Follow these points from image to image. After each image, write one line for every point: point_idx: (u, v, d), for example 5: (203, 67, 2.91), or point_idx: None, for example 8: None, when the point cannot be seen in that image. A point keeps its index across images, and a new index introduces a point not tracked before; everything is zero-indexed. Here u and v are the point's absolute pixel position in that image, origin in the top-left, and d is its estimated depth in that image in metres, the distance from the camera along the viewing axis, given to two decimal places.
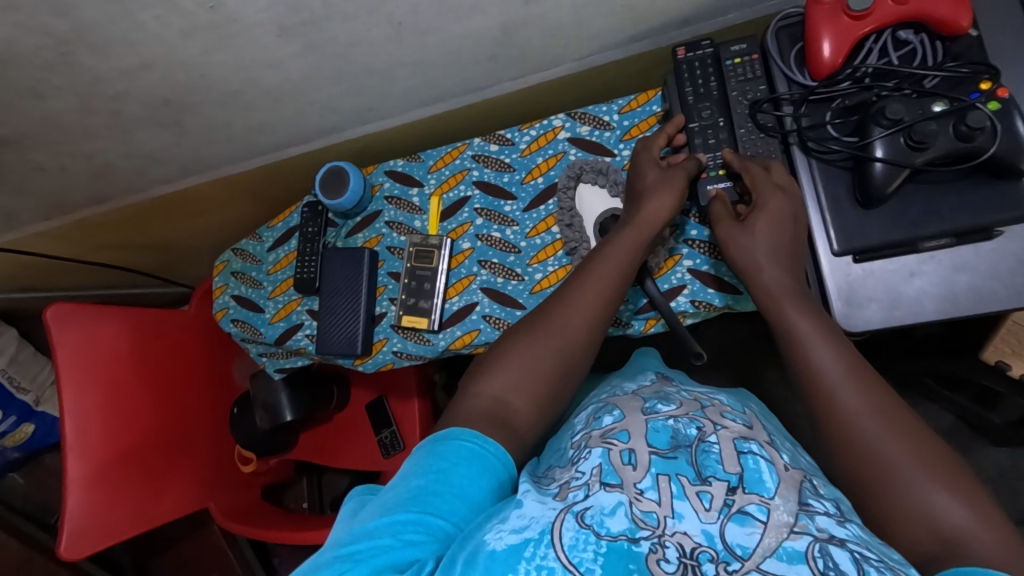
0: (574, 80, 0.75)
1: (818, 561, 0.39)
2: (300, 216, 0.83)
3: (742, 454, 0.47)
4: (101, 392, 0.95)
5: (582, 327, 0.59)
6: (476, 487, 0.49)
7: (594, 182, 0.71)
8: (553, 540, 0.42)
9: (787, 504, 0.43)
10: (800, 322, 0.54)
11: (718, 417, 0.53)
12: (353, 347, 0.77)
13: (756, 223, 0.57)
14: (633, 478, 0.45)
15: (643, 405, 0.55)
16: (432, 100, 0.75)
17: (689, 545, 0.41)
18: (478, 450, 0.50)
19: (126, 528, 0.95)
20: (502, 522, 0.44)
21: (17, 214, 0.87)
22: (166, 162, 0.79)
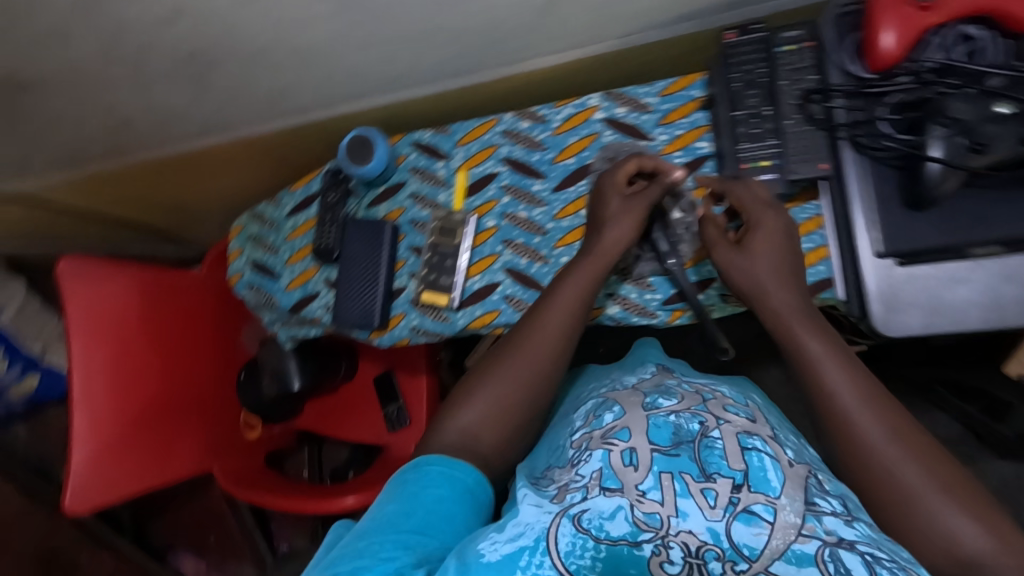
0: (612, 60, 0.72)
1: (829, 565, 0.42)
2: (321, 182, 0.81)
3: (746, 451, 0.49)
4: (111, 349, 0.94)
5: (545, 350, 0.62)
6: (448, 504, 0.52)
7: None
8: (548, 548, 0.45)
9: (793, 504, 0.46)
10: (809, 342, 0.55)
11: (720, 410, 0.55)
12: (369, 320, 0.75)
13: (752, 242, 0.59)
14: (634, 479, 0.48)
15: (643, 400, 0.56)
16: (463, 71, 0.72)
17: (695, 545, 0.44)
18: (446, 471, 0.54)
19: (130, 484, 0.96)
20: (497, 532, 0.47)
21: (31, 162, 0.85)
22: (186, 120, 0.77)
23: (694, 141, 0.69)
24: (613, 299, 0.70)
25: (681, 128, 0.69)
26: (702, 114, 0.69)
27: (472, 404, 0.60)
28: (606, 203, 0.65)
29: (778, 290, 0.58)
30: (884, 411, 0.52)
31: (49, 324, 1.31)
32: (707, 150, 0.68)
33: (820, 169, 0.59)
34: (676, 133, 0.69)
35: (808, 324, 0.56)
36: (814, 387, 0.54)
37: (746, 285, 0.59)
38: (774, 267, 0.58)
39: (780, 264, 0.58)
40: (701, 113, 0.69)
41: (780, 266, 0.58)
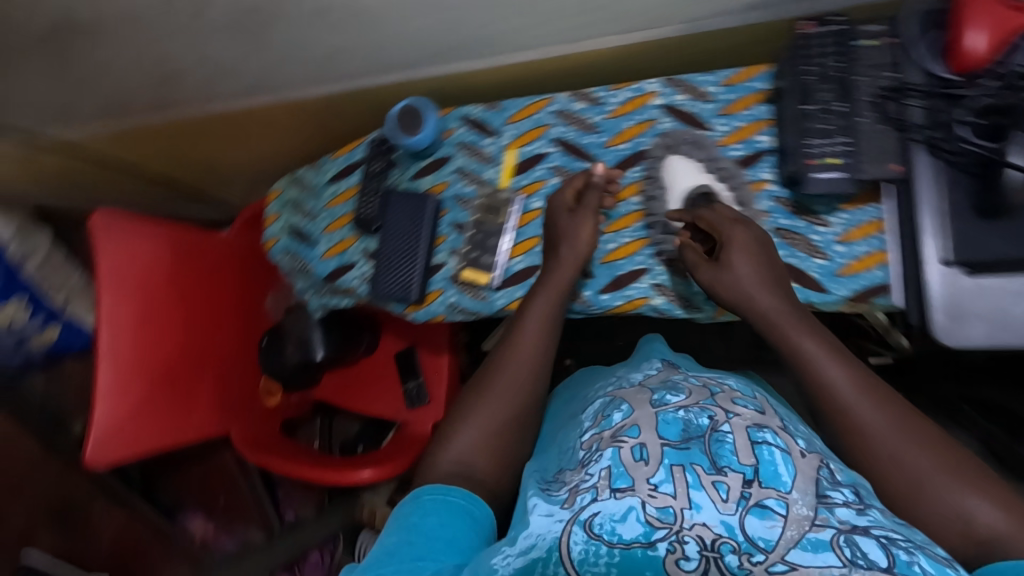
0: (675, 47, 0.70)
1: (845, 550, 0.42)
2: (366, 150, 0.80)
3: (756, 444, 0.48)
4: (138, 305, 0.94)
5: (527, 370, 0.62)
6: (451, 530, 0.52)
7: (685, 153, 0.68)
8: (562, 558, 0.45)
9: (805, 497, 0.45)
10: (805, 343, 0.55)
11: (729, 403, 0.53)
12: (407, 293, 0.74)
13: (730, 258, 0.58)
14: (645, 474, 0.47)
15: (651, 397, 0.54)
16: (522, 48, 0.71)
17: (710, 538, 0.44)
18: (444, 500, 0.54)
19: (147, 442, 0.96)
20: (509, 546, 0.47)
21: (75, 108, 0.84)
22: (235, 77, 0.76)
23: (753, 135, 0.67)
24: (659, 290, 0.68)
25: (741, 120, 0.67)
26: (764, 107, 0.67)
27: (464, 435, 0.59)
28: (557, 222, 0.67)
29: (769, 301, 0.57)
30: (882, 404, 0.52)
31: (72, 277, 1.24)
32: (767, 144, 0.67)
33: (890, 170, 0.57)
34: (735, 125, 0.68)
35: (801, 326, 0.56)
36: (815, 385, 0.54)
37: (731, 297, 0.59)
38: (755, 279, 0.58)
39: (762, 280, 0.58)
40: (763, 106, 0.67)
41: (762, 280, 0.58)
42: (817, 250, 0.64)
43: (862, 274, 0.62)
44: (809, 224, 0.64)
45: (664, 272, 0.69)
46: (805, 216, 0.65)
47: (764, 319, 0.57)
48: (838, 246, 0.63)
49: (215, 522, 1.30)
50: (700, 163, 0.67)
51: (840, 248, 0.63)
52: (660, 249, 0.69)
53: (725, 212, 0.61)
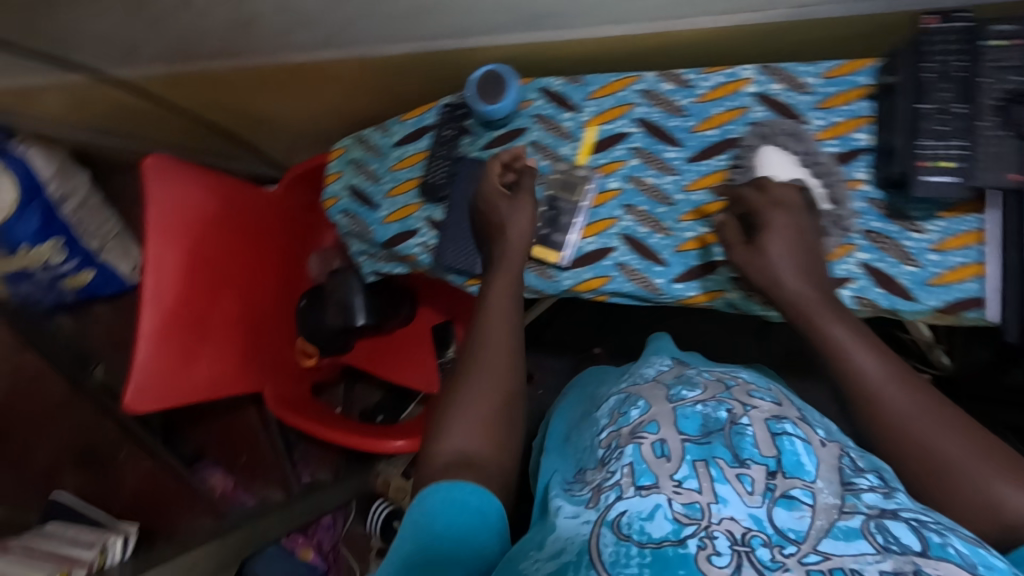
0: (776, 32, 0.67)
1: (877, 536, 0.42)
2: (438, 115, 0.78)
3: (777, 436, 0.49)
4: (184, 254, 0.92)
5: (502, 353, 0.61)
6: (465, 529, 0.51)
7: (784, 144, 0.64)
8: (593, 560, 0.44)
9: (830, 486, 0.46)
10: (832, 328, 0.55)
11: (746, 396, 0.55)
12: (472, 265, 0.73)
13: (763, 241, 0.59)
14: (668, 470, 0.48)
15: (668, 392, 0.57)
16: (616, 20, 0.68)
17: (740, 532, 0.43)
18: (452, 500, 0.51)
19: (185, 394, 0.94)
20: (539, 551, 0.48)
21: (140, 50, 0.83)
22: (312, 28, 0.74)
23: (851, 132, 0.64)
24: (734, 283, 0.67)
25: (839, 116, 0.65)
26: (867, 103, 0.64)
27: (458, 428, 0.57)
28: (498, 210, 0.68)
29: (797, 284, 0.58)
30: (908, 387, 0.52)
31: (108, 223, 1.24)
32: (865, 142, 0.64)
33: (1007, 180, 0.54)
34: (833, 120, 0.65)
35: (828, 311, 0.56)
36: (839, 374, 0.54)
37: (762, 281, 0.60)
38: (787, 255, 0.58)
39: (794, 254, 0.59)
40: (865, 102, 0.64)
41: (795, 254, 0.59)
42: (909, 257, 0.62)
43: (955, 285, 0.60)
44: (902, 229, 0.62)
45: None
46: (899, 220, 0.62)
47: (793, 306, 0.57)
48: (930, 255, 0.61)
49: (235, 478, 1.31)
50: (795, 156, 0.64)
51: (932, 256, 0.61)
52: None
53: (776, 193, 0.60)
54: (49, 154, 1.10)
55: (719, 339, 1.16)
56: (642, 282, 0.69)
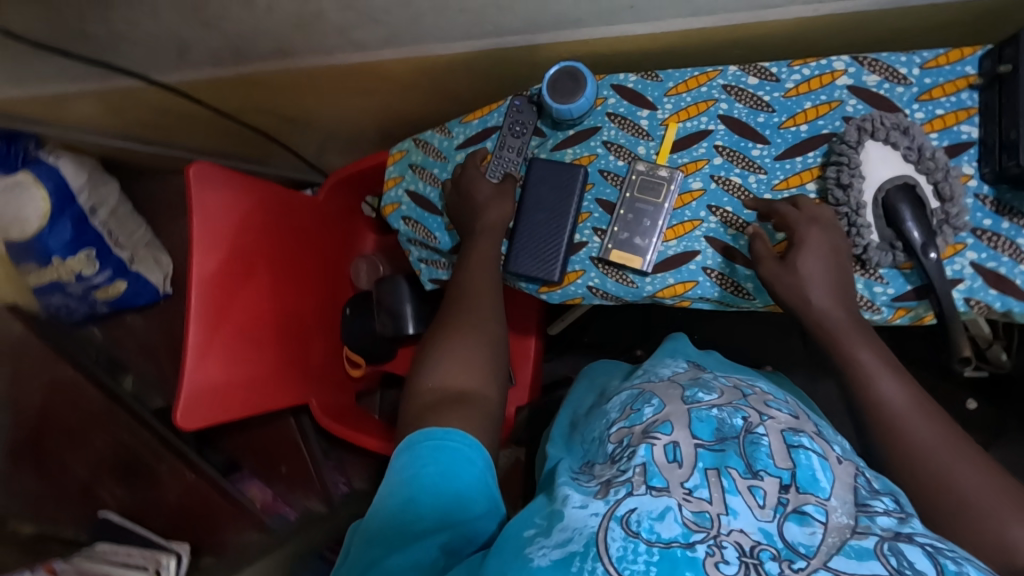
0: (872, 19, 0.63)
1: (891, 558, 0.42)
2: (510, 108, 0.74)
3: (793, 449, 0.51)
4: (228, 264, 0.88)
5: (485, 304, 0.67)
6: (453, 477, 0.53)
7: (889, 140, 0.60)
8: (599, 553, 0.44)
9: (844, 505, 0.46)
10: (861, 354, 0.57)
11: (762, 406, 0.58)
12: (549, 273, 0.70)
13: (798, 259, 0.59)
14: (680, 477, 0.50)
15: (683, 394, 0.60)
16: (702, 12, 0.64)
17: (749, 545, 0.44)
18: (442, 445, 0.54)
19: (232, 409, 0.90)
20: (546, 538, 0.46)
21: (190, 53, 0.80)
22: (375, 26, 0.71)
23: (956, 124, 0.61)
24: None
25: (942, 108, 0.61)
26: (971, 94, 0.61)
27: (438, 367, 0.62)
28: (476, 184, 0.71)
29: (828, 304, 0.59)
30: (932, 419, 0.53)
31: (139, 230, 1.30)
32: (972, 135, 0.60)
33: None
34: (935, 112, 0.62)
35: (857, 335, 0.58)
36: (862, 403, 0.56)
37: (789, 297, 0.60)
38: (820, 275, 0.59)
39: (832, 275, 0.59)
40: (970, 93, 0.61)
41: (827, 274, 0.59)
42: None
43: None
44: (1016, 226, 0.59)
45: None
46: (1012, 217, 0.59)
47: (822, 321, 0.59)
48: None
49: (275, 488, 1.32)
50: (901, 152, 0.60)
51: None
52: (852, 244, 0.61)
53: (813, 211, 0.61)
54: (79, 164, 1.13)
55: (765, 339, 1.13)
56: (731, 287, 0.67)
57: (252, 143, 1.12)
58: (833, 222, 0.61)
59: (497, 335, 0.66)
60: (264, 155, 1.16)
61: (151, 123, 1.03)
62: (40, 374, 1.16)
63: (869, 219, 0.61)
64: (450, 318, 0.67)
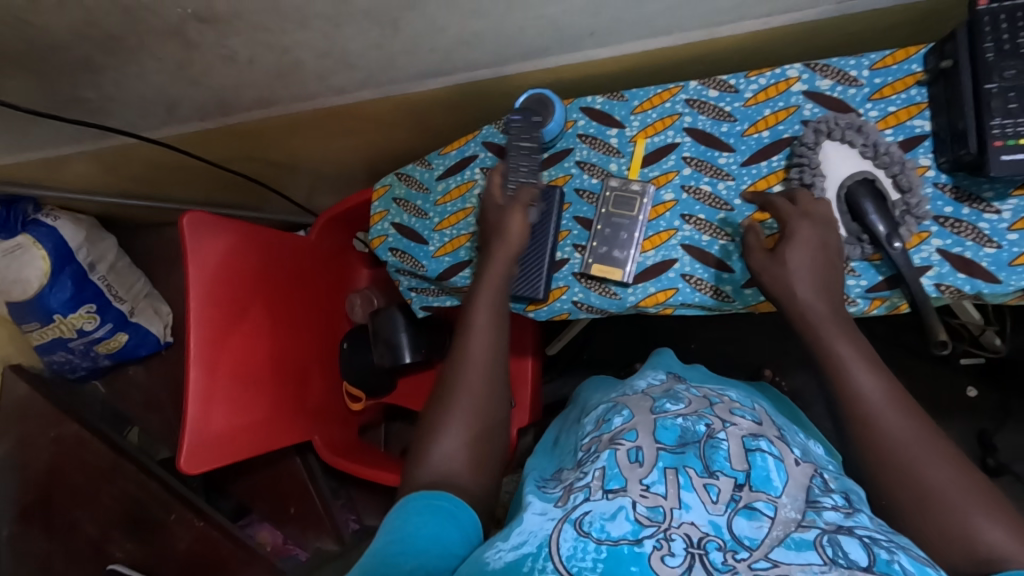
0: (822, 26, 0.67)
1: (828, 549, 0.45)
2: (511, 125, 0.71)
3: (750, 452, 0.53)
4: (224, 308, 0.90)
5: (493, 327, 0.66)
6: (433, 529, 0.53)
7: (845, 139, 0.63)
8: (551, 552, 0.48)
9: (794, 501, 0.49)
10: (840, 345, 0.56)
11: (727, 414, 0.60)
12: (532, 291, 0.72)
13: (788, 253, 0.59)
14: (639, 475, 0.52)
15: (652, 405, 0.61)
16: (660, 32, 0.68)
17: (697, 536, 0.47)
18: (426, 503, 0.55)
19: (236, 451, 0.92)
20: (504, 541, 0.51)
21: (178, 109, 0.83)
22: (353, 70, 0.74)
23: (908, 119, 0.64)
24: None
25: (894, 105, 0.64)
26: (919, 90, 0.64)
27: (442, 416, 0.62)
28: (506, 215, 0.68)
29: (811, 296, 0.58)
30: (906, 415, 0.53)
31: (138, 283, 1.33)
32: (925, 129, 0.63)
33: None
34: (887, 110, 0.65)
35: (838, 328, 0.57)
36: (837, 393, 0.56)
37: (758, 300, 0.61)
38: (808, 267, 0.58)
39: (818, 269, 0.59)
40: (919, 89, 0.64)
41: (814, 270, 0.58)
42: (987, 239, 0.60)
43: None
44: (976, 211, 0.61)
45: None
46: (971, 202, 0.61)
47: (802, 318, 0.58)
48: (1010, 235, 0.60)
49: (285, 531, 1.32)
50: (857, 149, 0.63)
51: (1012, 236, 0.60)
52: None
53: (806, 209, 0.61)
54: (77, 224, 1.17)
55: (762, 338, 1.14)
56: (711, 291, 0.68)
57: (244, 190, 1.16)
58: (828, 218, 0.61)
59: (501, 362, 0.66)
60: (256, 199, 1.20)
61: (145, 177, 1.07)
62: (47, 431, 1.17)
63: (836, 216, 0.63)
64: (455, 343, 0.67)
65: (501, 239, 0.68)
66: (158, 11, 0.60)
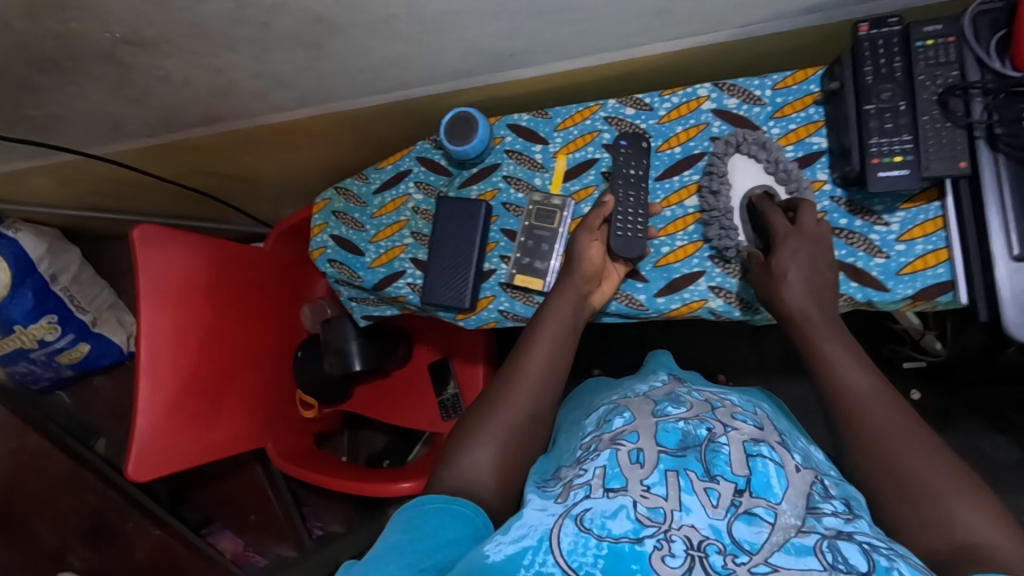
0: (731, 47, 0.70)
1: (827, 555, 0.42)
2: (619, 152, 0.71)
3: (751, 457, 0.50)
4: (174, 318, 0.92)
5: (556, 350, 0.64)
6: (448, 530, 0.49)
7: (752, 154, 0.68)
8: (551, 546, 0.44)
9: (793, 508, 0.46)
10: (827, 346, 0.58)
11: (728, 418, 0.56)
12: (460, 300, 0.75)
13: (778, 255, 0.61)
14: (640, 475, 0.49)
15: (653, 408, 0.58)
16: (577, 54, 0.71)
17: (697, 539, 0.44)
18: (448, 505, 0.51)
19: (188, 458, 0.94)
20: (503, 534, 0.47)
21: (124, 126, 0.85)
22: (288, 90, 0.77)
23: (808, 136, 0.68)
24: (716, 292, 0.69)
25: (795, 123, 0.68)
26: (817, 109, 0.68)
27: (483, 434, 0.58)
28: (578, 239, 0.68)
29: (801, 300, 0.60)
30: (890, 409, 0.53)
31: (102, 294, 1.35)
32: (822, 145, 0.67)
33: (958, 167, 0.56)
34: (789, 127, 0.68)
35: (827, 330, 0.59)
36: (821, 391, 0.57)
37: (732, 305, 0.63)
38: (797, 281, 0.60)
39: (805, 278, 0.61)
40: (816, 108, 0.68)
41: (802, 278, 0.60)
42: (877, 249, 0.64)
43: (922, 272, 0.63)
44: (868, 223, 0.65)
45: (713, 266, 0.70)
46: (864, 215, 0.65)
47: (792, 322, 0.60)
48: (897, 246, 0.64)
49: (246, 538, 1.34)
50: (762, 165, 0.68)
51: (899, 246, 0.63)
52: (724, 245, 0.67)
53: (806, 224, 0.62)
54: (39, 236, 1.19)
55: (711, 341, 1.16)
56: (627, 300, 0.71)
57: (203, 204, 1.19)
58: (822, 235, 0.62)
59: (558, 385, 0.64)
60: (216, 212, 1.23)
61: (102, 192, 1.10)
62: None
63: (737, 222, 0.68)
64: (515, 353, 0.65)
65: (578, 266, 0.67)
66: (88, 37, 0.62)
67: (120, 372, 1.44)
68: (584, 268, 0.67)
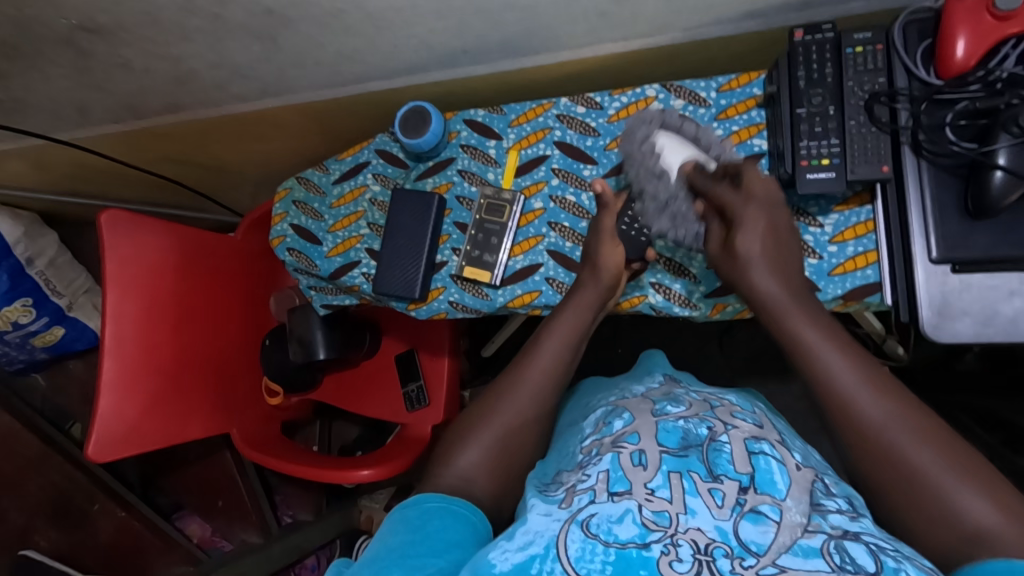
0: (678, 50, 0.72)
1: (835, 556, 0.41)
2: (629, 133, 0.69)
3: (753, 455, 0.48)
4: (142, 302, 0.94)
5: (565, 353, 0.64)
6: (448, 529, 0.50)
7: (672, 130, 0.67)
8: (559, 554, 0.43)
9: (799, 505, 0.44)
10: (804, 331, 0.55)
11: (728, 416, 0.54)
12: (410, 290, 0.76)
13: (738, 240, 0.59)
14: (643, 479, 0.46)
15: (652, 407, 0.56)
16: (528, 52, 0.72)
17: (704, 542, 0.42)
18: (443, 505, 0.53)
19: (152, 440, 0.95)
20: (508, 541, 0.45)
21: (89, 111, 0.86)
22: (249, 80, 0.78)
23: (749, 138, 0.70)
24: (655, 288, 0.72)
25: (737, 125, 0.70)
26: (759, 112, 0.69)
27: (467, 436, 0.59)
28: (599, 246, 0.67)
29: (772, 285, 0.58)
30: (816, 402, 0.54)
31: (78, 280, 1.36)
32: (762, 147, 0.69)
33: (881, 171, 0.59)
34: (732, 129, 0.70)
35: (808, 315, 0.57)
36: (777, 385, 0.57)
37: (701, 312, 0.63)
38: (761, 257, 0.58)
39: (770, 257, 0.59)
40: (758, 111, 0.70)
41: (765, 255, 0.58)
42: (810, 250, 0.65)
43: (852, 273, 0.64)
44: (803, 224, 0.66)
45: (656, 265, 0.72)
46: (799, 216, 0.66)
47: (757, 326, 0.60)
48: (830, 247, 0.65)
49: (214, 524, 1.35)
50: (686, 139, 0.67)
51: (832, 248, 0.65)
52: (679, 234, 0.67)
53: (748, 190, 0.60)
54: (15, 220, 1.18)
55: (672, 338, 1.17)
56: None
57: (178, 194, 1.21)
58: (769, 196, 0.60)
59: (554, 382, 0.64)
60: (192, 202, 1.25)
61: (76, 179, 1.12)
62: None
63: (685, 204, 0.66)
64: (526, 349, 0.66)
65: (594, 280, 0.66)
66: (45, 23, 0.64)
67: (94, 358, 1.46)
68: (607, 277, 0.66)
